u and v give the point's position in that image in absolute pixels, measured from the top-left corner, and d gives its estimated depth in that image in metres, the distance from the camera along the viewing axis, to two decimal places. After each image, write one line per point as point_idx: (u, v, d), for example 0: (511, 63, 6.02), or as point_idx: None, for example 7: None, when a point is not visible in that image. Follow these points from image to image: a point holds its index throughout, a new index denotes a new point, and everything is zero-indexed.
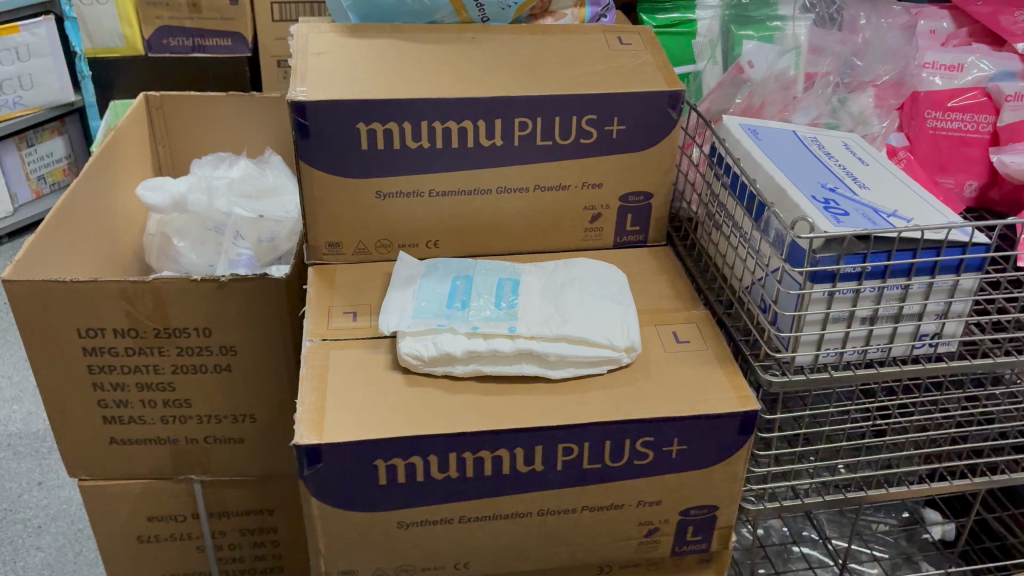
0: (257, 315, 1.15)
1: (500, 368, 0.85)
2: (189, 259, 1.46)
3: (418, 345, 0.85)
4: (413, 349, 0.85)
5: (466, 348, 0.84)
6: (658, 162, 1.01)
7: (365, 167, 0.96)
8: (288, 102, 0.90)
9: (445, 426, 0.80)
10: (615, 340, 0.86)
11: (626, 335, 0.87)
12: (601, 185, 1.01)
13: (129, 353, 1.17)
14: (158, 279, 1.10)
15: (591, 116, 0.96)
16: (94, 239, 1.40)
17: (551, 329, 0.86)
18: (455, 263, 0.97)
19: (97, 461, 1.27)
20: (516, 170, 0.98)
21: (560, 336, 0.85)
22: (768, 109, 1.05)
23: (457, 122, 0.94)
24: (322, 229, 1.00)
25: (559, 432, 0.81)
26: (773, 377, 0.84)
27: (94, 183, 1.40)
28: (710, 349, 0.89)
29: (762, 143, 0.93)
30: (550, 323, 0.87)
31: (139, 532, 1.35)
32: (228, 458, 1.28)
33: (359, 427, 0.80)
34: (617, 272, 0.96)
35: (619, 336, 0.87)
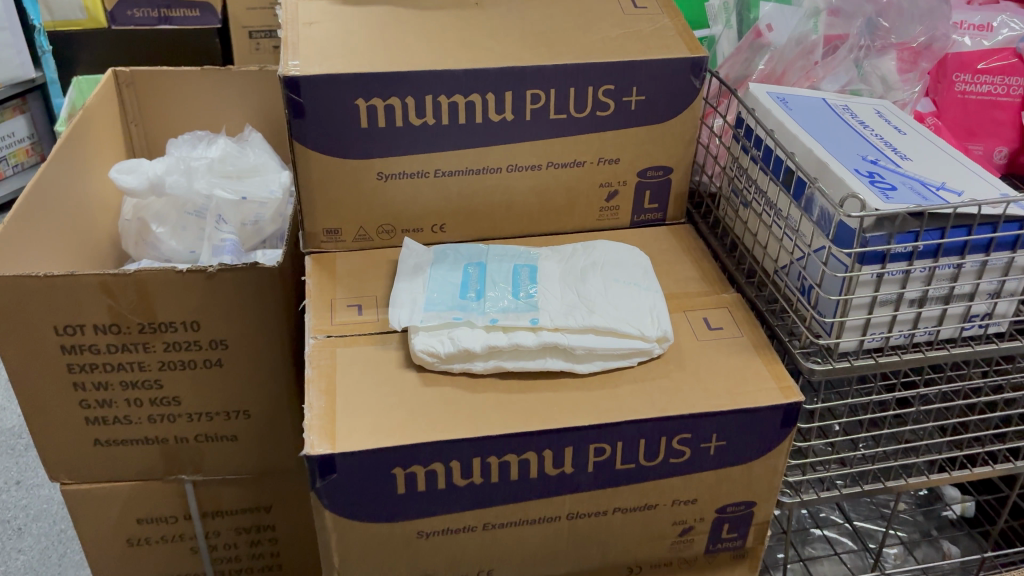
0: (249, 306, 1.08)
1: (522, 364, 0.79)
2: (169, 246, 1.38)
3: (434, 341, 0.79)
4: (429, 345, 0.79)
5: (486, 343, 0.78)
6: (679, 135, 0.94)
7: (366, 147, 0.89)
8: (281, 78, 0.83)
9: (469, 430, 0.73)
10: (646, 330, 0.80)
11: (656, 324, 0.81)
12: (619, 160, 0.95)
13: (113, 351, 1.09)
14: (142, 270, 1.03)
15: (609, 86, 0.89)
16: (66, 228, 1.32)
17: (576, 320, 0.80)
18: (466, 248, 0.90)
19: (81, 464, 1.20)
20: (528, 146, 0.92)
21: (586, 328, 0.79)
22: (791, 75, 0.99)
23: (465, 95, 0.87)
24: (320, 214, 0.92)
25: (591, 432, 0.75)
26: (815, 365, 0.78)
27: (64, 168, 1.31)
28: (745, 335, 0.83)
29: (793, 113, 0.87)
30: (574, 314, 0.80)
31: (128, 535, 1.28)
32: (222, 457, 1.21)
33: (376, 434, 0.73)
34: (640, 254, 0.90)
35: (649, 325, 0.80)
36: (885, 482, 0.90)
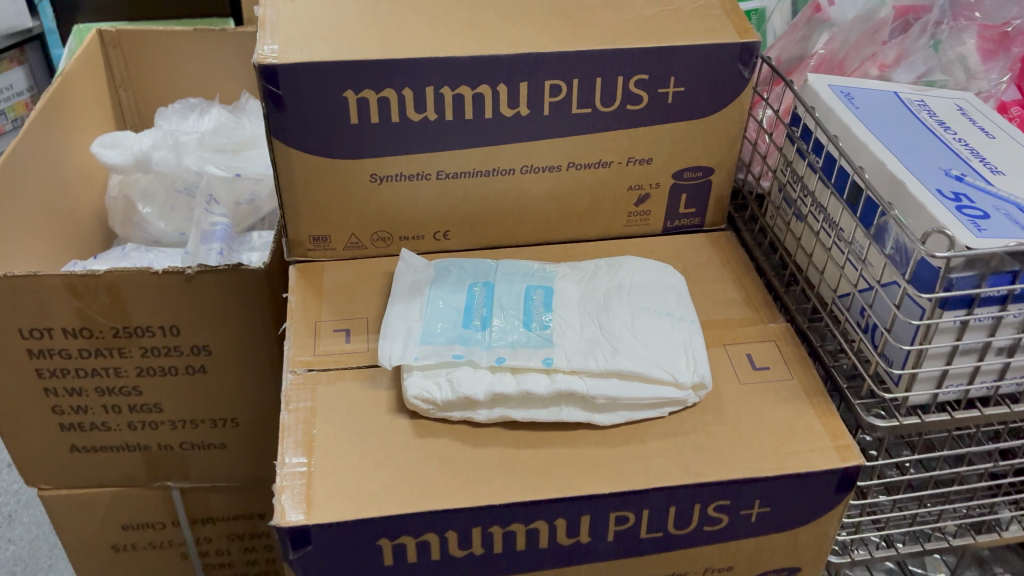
0: (233, 309, 0.97)
1: (533, 414, 0.67)
2: (158, 227, 1.27)
3: (429, 384, 0.67)
4: (422, 390, 0.67)
5: (490, 389, 0.66)
6: (723, 131, 0.81)
7: (357, 145, 0.76)
8: (255, 67, 0.70)
9: (467, 497, 0.63)
10: (679, 374, 0.67)
11: (690, 366, 0.69)
12: (652, 160, 0.82)
13: (86, 355, 0.99)
14: (113, 271, 0.92)
15: (641, 76, 0.76)
16: (45, 209, 1.21)
17: (597, 361, 0.68)
18: (472, 263, 0.78)
19: (59, 470, 1.11)
20: (546, 145, 0.79)
21: (608, 371, 0.67)
22: (854, 60, 0.86)
23: (472, 87, 0.74)
24: (306, 220, 0.80)
25: (611, 501, 0.64)
26: (879, 422, 0.66)
27: (39, 142, 1.20)
28: (796, 378, 0.71)
29: (861, 112, 0.73)
30: (594, 353, 0.68)
31: (113, 541, 1.20)
32: (211, 465, 1.12)
33: (359, 500, 0.63)
34: (675, 273, 0.78)
35: (681, 368, 0.68)
36: (950, 540, 0.78)
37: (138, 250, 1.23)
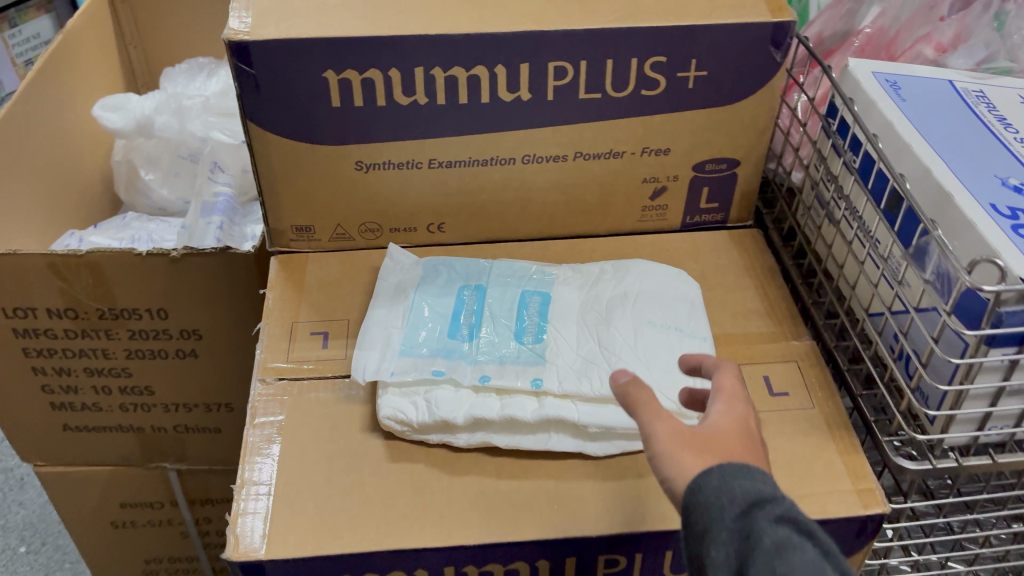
0: (223, 295, 0.91)
1: (517, 441, 0.60)
2: (161, 195, 1.22)
3: (404, 403, 0.61)
4: (396, 410, 0.61)
5: (470, 414, 0.60)
6: (750, 121, 0.72)
7: (340, 130, 0.69)
8: (224, 43, 0.63)
9: (439, 534, 0.56)
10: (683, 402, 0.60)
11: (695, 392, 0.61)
12: (670, 151, 0.73)
13: (73, 336, 0.95)
14: (95, 252, 0.87)
15: (659, 58, 0.67)
16: (45, 176, 1.16)
17: (592, 385, 0.61)
18: (464, 263, 0.71)
19: (53, 448, 1.07)
20: (550, 132, 0.71)
21: (604, 397, 0.60)
22: (905, 40, 0.76)
23: (466, 68, 0.66)
24: (288, 209, 0.74)
25: (600, 543, 0.57)
26: (908, 464, 0.58)
27: (38, 104, 1.15)
28: (817, 407, 0.63)
29: (907, 106, 0.64)
30: (589, 375, 0.62)
31: (112, 518, 1.17)
32: (207, 448, 1.08)
33: (320, 533, 0.57)
34: (688, 280, 0.70)
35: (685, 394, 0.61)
36: None
37: (139, 219, 1.18)
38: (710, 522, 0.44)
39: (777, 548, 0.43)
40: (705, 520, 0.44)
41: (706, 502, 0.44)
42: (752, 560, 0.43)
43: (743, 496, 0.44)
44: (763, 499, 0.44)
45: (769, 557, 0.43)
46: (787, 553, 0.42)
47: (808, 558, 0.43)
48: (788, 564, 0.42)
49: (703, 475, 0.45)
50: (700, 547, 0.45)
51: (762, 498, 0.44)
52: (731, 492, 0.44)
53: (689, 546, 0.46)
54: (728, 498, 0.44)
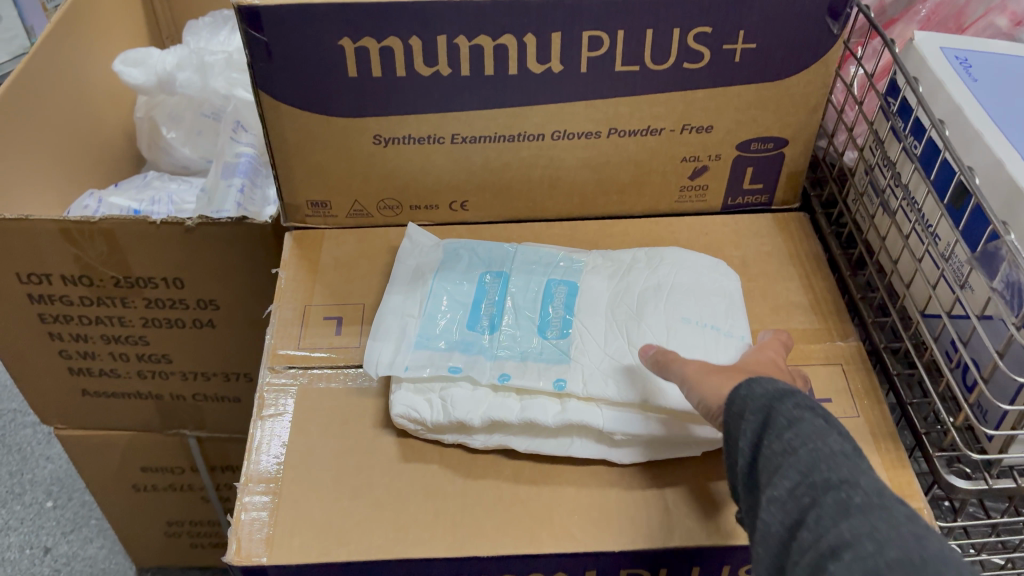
0: (240, 266, 0.88)
1: (536, 445, 0.57)
2: (183, 153, 1.18)
3: (418, 401, 0.57)
4: (410, 409, 0.57)
5: (487, 416, 0.56)
6: (801, 97, 0.67)
7: (357, 102, 0.64)
8: (233, 8, 0.58)
9: (451, 543, 0.53)
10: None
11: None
12: (712, 128, 0.68)
13: (88, 303, 0.92)
14: (109, 220, 0.84)
15: (703, 29, 0.61)
16: (64, 132, 1.13)
17: (619, 388, 0.57)
18: (487, 247, 0.67)
19: (72, 412, 1.06)
20: (583, 107, 0.66)
21: (631, 402, 0.56)
22: (976, 8, 0.69)
23: (493, 38, 0.61)
24: (303, 183, 0.70)
25: (623, 558, 0.53)
26: (961, 483, 0.53)
27: (58, 59, 1.11)
28: (863, 415, 0.58)
29: (979, 88, 0.57)
30: (616, 376, 0.57)
31: (133, 481, 1.16)
32: (225, 415, 1.06)
33: (325, 537, 0.53)
34: (727, 271, 0.65)
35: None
36: None
37: (161, 179, 1.15)
38: (735, 418, 0.48)
39: (788, 423, 0.46)
40: (732, 418, 0.49)
41: (735, 403, 0.49)
42: (765, 437, 0.46)
43: (761, 392, 0.48)
44: (782, 394, 0.48)
45: (781, 429, 0.46)
46: (796, 426, 0.46)
47: (818, 428, 0.45)
48: (796, 434, 0.45)
49: (734, 387, 0.50)
50: (732, 443, 0.49)
51: (782, 393, 0.48)
52: (753, 393, 0.48)
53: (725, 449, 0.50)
54: (751, 399, 0.48)
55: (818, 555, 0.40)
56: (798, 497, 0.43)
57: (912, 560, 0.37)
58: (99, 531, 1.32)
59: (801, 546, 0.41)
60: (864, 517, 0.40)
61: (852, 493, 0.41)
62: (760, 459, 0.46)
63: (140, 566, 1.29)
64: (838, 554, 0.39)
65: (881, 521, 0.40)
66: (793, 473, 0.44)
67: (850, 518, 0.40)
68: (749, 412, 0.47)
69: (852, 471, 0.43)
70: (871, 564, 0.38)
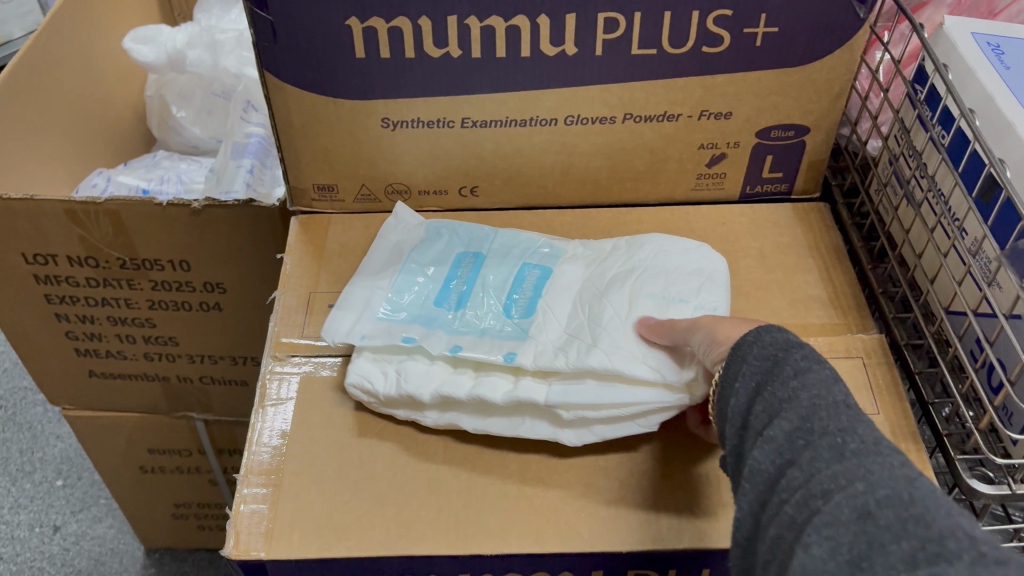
0: (247, 249, 0.87)
1: (486, 426, 0.55)
2: (193, 133, 1.17)
3: (374, 371, 0.57)
4: (363, 378, 0.57)
5: (436, 391, 0.55)
6: (825, 84, 0.64)
7: (365, 84, 0.63)
8: None
9: (454, 541, 0.52)
10: (666, 373, 0.54)
11: (682, 367, 0.54)
12: (731, 115, 0.66)
13: (95, 284, 0.91)
14: (114, 201, 0.82)
15: (723, 11, 0.59)
16: (74, 110, 1.11)
17: (570, 357, 0.55)
18: (468, 228, 0.67)
19: (80, 393, 1.05)
20: (598, 91, 0.64)
21: (581, 369, 0.54)
22: None
23: (505, 19, 0.59)
24: (310, 167, 0.68)
25: (630, 559, 0.52)
26: (983, 488, 0.51)
27: (68, 36, 1.10)
28: (883, 414, 0.56)
29: (1011, 76, 0.55)
30: (568, 349, 0.56)
31: (141, 463, 1.15)
32: (231, 398, 1.05)
33: (325, 532, 0.52)
34: (712, 255, 0.62)
35: (670, 367, 0.54)
36: None
37: (170, 158, 1.14)
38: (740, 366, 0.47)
39: (792, 371, 0.45)
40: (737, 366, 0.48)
41: (741, 350, 0.48)
42: (769, 383, 0.45)
43: (769, 340, 0.47)
44: (789, 343, 0.46)
45: (784, 378, 0.44)
46: (801, 373, 0.44)
47: (823, 377, 0.44)
48: (799, 380, 0.44)
49: (742, 336, 0.49)
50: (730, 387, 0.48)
51: (789, 343, 0.47)
52: (760, 343, 0.47)
53: (720, 392, 0.49)
54: (757, 347, 0.47)
55: (806, 493, 0.39)
56: (794, 438, 0.41)
57: (901, 499, 0.36)
58: (108, 511, 1.32)
59: (790, 484, 0.40)
60: (858, 461, 0.38)
61: (850, 439, 0.40)
62: (758, 404, 0.45)
63: (149, 547, 1.29)
64: (826, 493, 0.38)
65: (875, 465, 0.38)
66: (792, 415, 0.42)
67: (844, 462, 0.39)
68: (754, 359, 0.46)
69: (851, 420, 0.41)
70: (861, 503, 0.37)
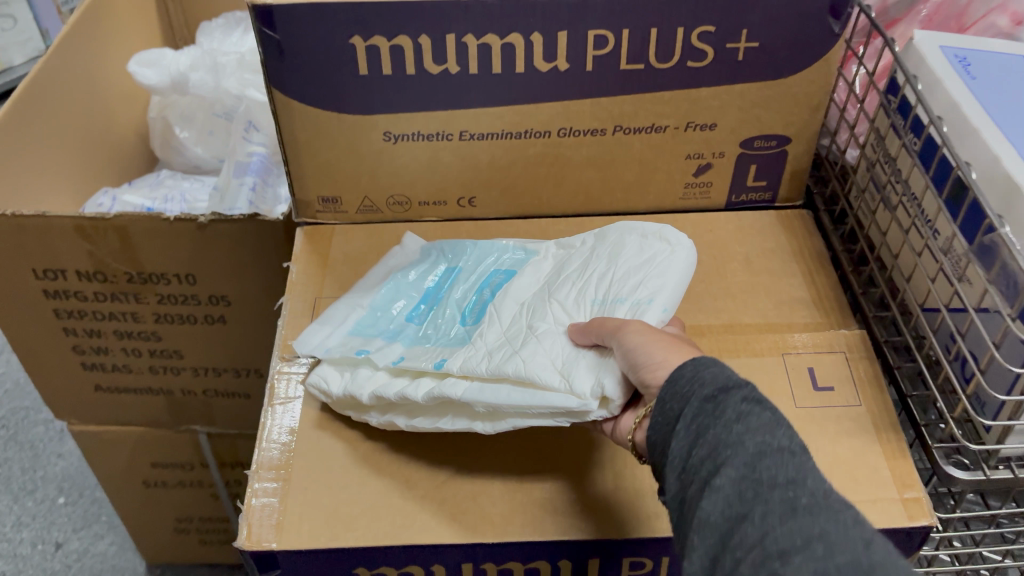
0: (250, 262, 0.89)
1: (416, 423, 0.57)
2: (195, 153, 1.20)
3: (330, 373, 0.60)
4: (321, 379, 0.60)
5: (374, 393, 0.57)
6: (804, 96, 0.68)
7: (366, 99, 0.66)
8: (248, 7, 0.60)
9: (456, 531, 0.54)
10: (574, 382, 0.53)
11: (595, 373, 0.53)
12: (716, 126, 0.69)
13: (102, 298, 0.94)
14: (123, 217, 0.85)
15: (707, 28, 0.62)
16: (79, 132, 1.14)
17: (494, 361, 0.55)
18: (452, 244, 0.68)
19: (85, 408, 1.08)
20: (589, 105, 0.67)
21: (499, 375, 0.54)
22: (978, 8, 0.71)
23: (500, 36, 0.62)
24: (315, 179, 0.71)
25: (625, 545, 0.54)
26: (959, 474, 0.54)
27: (75, 60, 1.13)
28: (864, 405, 0.59)
29: (976, 86, 0.58)
30: (495, 355, 0.56)
31: (144, 477, 1.17)
32: (233, 412, 1.08)
33: (334, 524, 0.55)
34: (675, 236, 0.60)
35: (585, 373, 0.53)
36: None
37: (173, 177, 1.17)
38: (682, 404, 0.48)
39: (737, 415, 0.45)
40: (677, 403, 0.48)
41: (680, 390, 0.48)
42: (712, 427, 0.46)
43: (711, 379, 0.48)
44: (730, 383, 0.47)
45: (728, 422, 0.45)
46: (746, 418, 0.45)
47: (766, 422, 0.45)
48: (744, 426, 0.45)
49: (680, 368, 0.49)
50: (670, 426, 0.48)
51: (729, 382, 0.47)
52: (703, 380, 0.48)
53: (656, 428, 0.49)
54: (699, 385, 0.48)
55: (762, 553, 0.40)
56: (741, 489, 0.42)
57: (861, 564, 0.37)
58: (110, 527, 1.33)
59: (744, 542, 0.41)
60: (813, 520, 0.40)
61: (801, 493, 0.41)
62: (702, 448, 0.45)
63: (150, 563, 1.30)
64: (783, 554, 0.39)
65: (830, 524, 0.39)
66: (736, 465, 0.43)
67: (798, 520, 0.40)
68: (696, 399, 0.47)
69: (798, 470, 0.43)
70: (822, 565, 0.38)
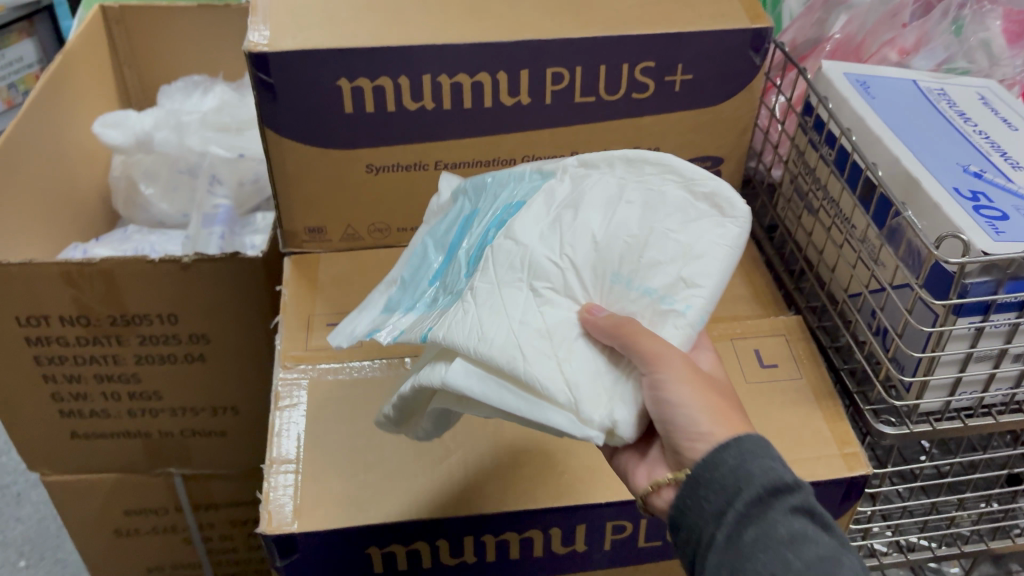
0: (230, 299, 0.95)
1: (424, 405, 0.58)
2: (160, 208, 1.25)
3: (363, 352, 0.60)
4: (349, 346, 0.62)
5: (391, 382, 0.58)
6: (733, 121, 0.78)
7: (351, 135, 0.73)
8: (245, 55, 0.67)
9: (459, 506, 0.60)
10: (583, 405, 0.50)
11: (609, 402, 0.51)
12: (659, 150, 0.79)
13: (83, 343, 0.98)
14: (108, 260, 0.90)
15: (648, 63, 0.72)
16: (46, 192, 1.19)
17: (499, 347, 0.52)
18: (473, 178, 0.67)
19: (61, 457, 1.10)
20: (548, 134, 0.76)
21: (500, 369, 0.52)
22: (872, 45, 0.83)
23: (470, 75, 0.71)
24: (302, 211, 0.78)
25: (609, 509, 0.61)
26: (887, 429, 0.63)
27: (42, 123, 1.18)
28: (805, 378, 0.68)
29: (876, 103, 0.69)
30: (500, 333, 0.53)
31: (116, 525, 1.19)
32: (209, 452, 1.11)
33: (348, 507, 0.60)
34: (731, 207, 0.55)
35: (597, 398, 0.51)
36: (963, 547, 0.76)
37: (140, 233, 1.21)
38: (723, 499, 0.50)
39: (789, 536, 0.48)
40: (718, 496, 0.50)
41: (722, 482, 0.50)
42: (763, 545, 0.48)
43: (759, 478, 0.49)
44: (780, 489, 0.49)
45: (781, 546, 0.48)
46: (800, 547, 0.47)
47: (819, 556, 0.47)
48: (798, 556, 0.47)
49: (722, 450, 0.50)
50: (709, 519, 0.50)
51: (780, 490, 0.49)
52: (749, 474, 0.50)
53: (689, 506, 0.51)
54: (748, 489, 0.49)
55: None
56: None
57: None
58: None
59: None
60: None
61: None
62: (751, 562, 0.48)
63: None
64: None
65: None
66: None
67: None
68: (742, 504, 0.49)
69: None
70: None
